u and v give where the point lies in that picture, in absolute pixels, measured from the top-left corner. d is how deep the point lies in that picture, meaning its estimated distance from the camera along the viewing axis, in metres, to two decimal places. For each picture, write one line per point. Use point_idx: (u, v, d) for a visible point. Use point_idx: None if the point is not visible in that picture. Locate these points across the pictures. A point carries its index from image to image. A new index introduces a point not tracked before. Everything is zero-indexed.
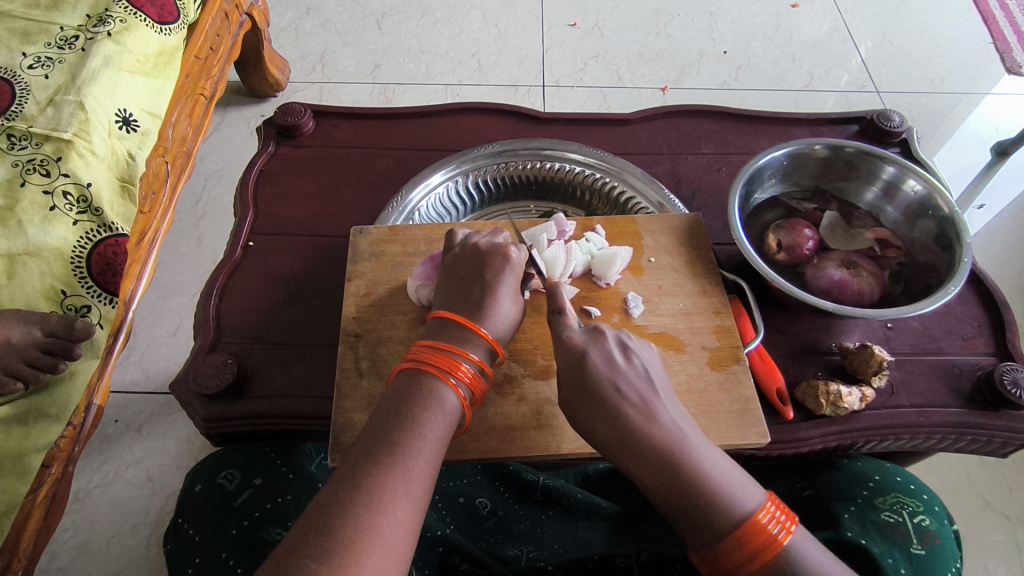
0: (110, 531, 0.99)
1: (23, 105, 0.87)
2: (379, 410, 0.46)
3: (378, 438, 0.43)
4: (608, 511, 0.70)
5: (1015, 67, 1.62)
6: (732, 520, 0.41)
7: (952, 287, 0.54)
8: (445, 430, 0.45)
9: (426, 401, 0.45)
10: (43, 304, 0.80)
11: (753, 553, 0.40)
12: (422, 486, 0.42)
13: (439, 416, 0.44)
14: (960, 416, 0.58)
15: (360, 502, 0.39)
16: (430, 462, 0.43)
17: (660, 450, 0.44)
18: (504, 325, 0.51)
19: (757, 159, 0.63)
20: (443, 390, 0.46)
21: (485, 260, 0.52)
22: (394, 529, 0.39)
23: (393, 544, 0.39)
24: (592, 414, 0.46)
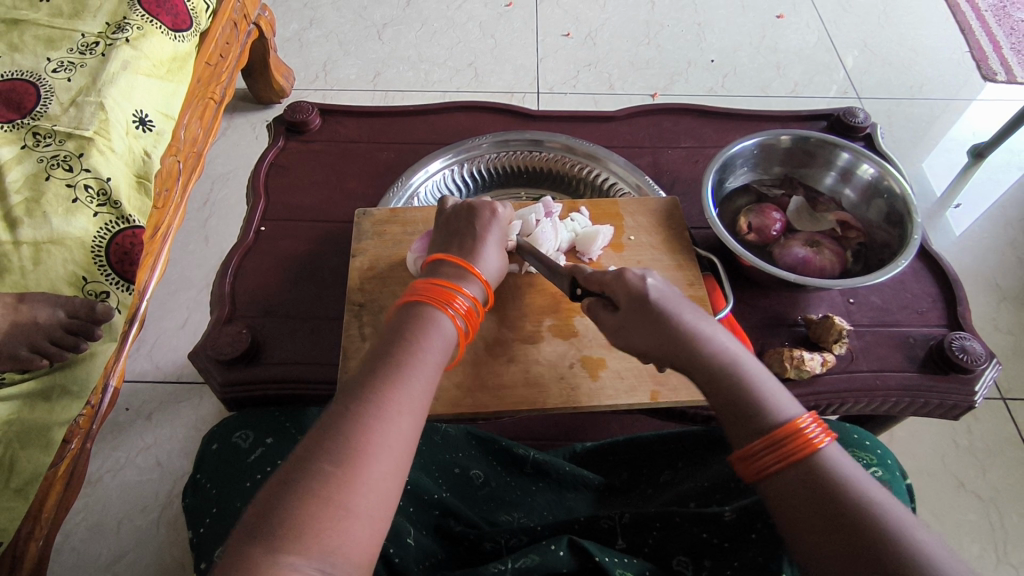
0: (120, 513, 1.03)
1: (47, 106, 0.93)
2: (379, 341, 0.51)
3: (383, 359, 0.48)
4: (595, 483, 0.74)
5: (991, 74, 1.69)
6: (774, 423, 0.45)
7: (903, 260, 0.60)
8: (440, 357, 0.50)
9: (426, 328, 0.51)
10: (66, 289, 0.85)
11: (789, 451, 0.43)
12: (422, 404, 0.47)
13: (437, 341, 0.50)
14: (913, 380, 0.63)
15: (369, 412, 0.44)
16: (429, 383, 0.48)
17: (710, 358, 0.49)
18: (492, 270, 0.58)
19: (728, 148, 0.69)
20: (442, 318, 0.52)
21: (476, 215, 0.59)
22: (399, 437, 0.44)
23: (398, 452, 0.43)
24: (646, 325, 0.52)
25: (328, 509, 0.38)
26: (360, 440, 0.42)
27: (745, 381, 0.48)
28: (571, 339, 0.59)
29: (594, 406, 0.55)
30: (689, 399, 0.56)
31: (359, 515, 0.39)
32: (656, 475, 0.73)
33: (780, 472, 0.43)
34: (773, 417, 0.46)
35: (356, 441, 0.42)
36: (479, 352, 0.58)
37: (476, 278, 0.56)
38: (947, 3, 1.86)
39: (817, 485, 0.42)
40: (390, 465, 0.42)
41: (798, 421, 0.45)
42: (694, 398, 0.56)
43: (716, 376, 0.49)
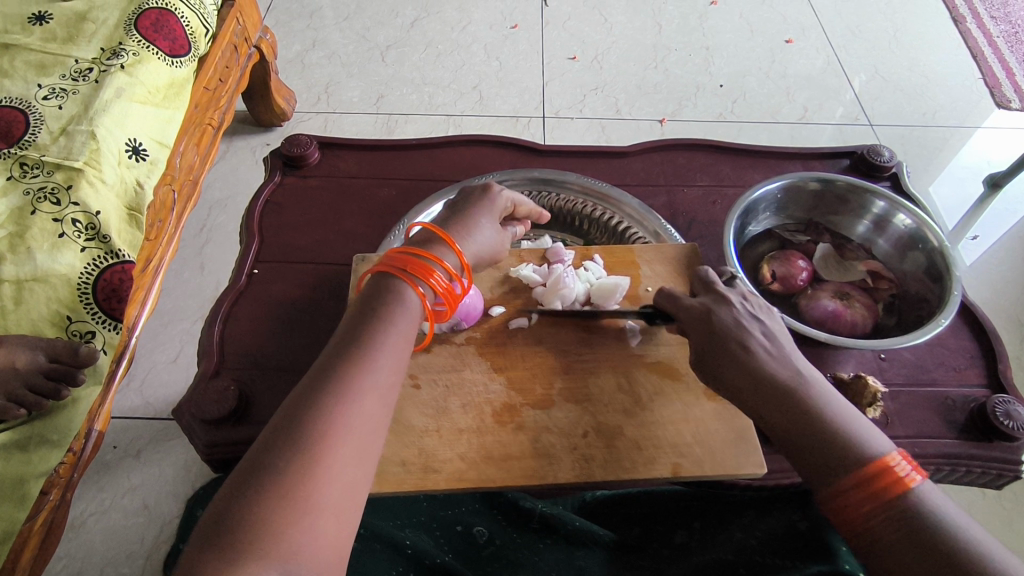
0: (104, 559, 0.98)
1: (36, 135, 0.89)
2: (352, 310, 0.48)
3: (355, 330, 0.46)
4: (606, 539, 0.66)
5: (1005, 101, 1.66)
6: (861, 457, 0.42)
7: (943, 319, 0.57)
8: (410, 328, 0.48)
9: (392, 301, 0.48)
10: (48, 330, 0.80)
11: (879, 492, 0.40)
12: (390, 379, 0.44)
13: (402, 314, 0.48)
14: (954, 447, 0.58)
15: (338, 393, 0.41)
16: (400, 351, 0.46)
17: (784, 386, 0.46)
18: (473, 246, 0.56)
19: (753, 192, 0.65)
20: (409, 292, 0.49)
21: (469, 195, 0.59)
22: (371, 415, 0.42)
23: (369, 432, 0.41)
24: (722, 356, 0.49)
25: (288, 505, 0.36)
26: (332, 426, 0.40)
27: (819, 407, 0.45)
28: (584, 403, 0.55)
29: (611, 480, 0.51)
30: (713, 473, 0.51)
31: (327, 509, 0.38)
32: (671, 531, 0.65)
33: (867, 516, 0.40)
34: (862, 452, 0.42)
35: (326, 426, 0.40)
36: (484, 418, 0.54)
37: (453, 253, 0.54)
38: (959, 28, 1.83)
39: (917, 531, 0.38)
40: (361, 447, 0.40)
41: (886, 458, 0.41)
42: (720, 472, 0.51)
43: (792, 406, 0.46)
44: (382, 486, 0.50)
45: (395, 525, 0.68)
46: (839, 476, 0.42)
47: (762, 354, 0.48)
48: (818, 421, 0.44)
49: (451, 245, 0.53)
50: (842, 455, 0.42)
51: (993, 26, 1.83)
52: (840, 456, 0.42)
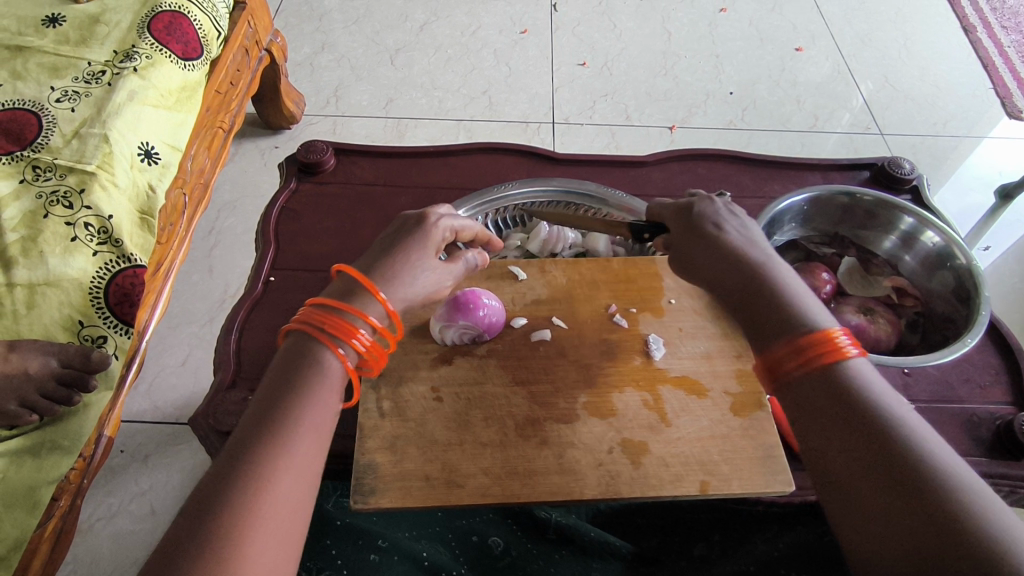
0: (112, 565, 0.97)
1: (49, 138, 0.88)
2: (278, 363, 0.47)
3: (288, 372, 0.45)
4: (624, 551, 0.65)
5: (1016, 112, 1.65)
6: (802, 329, 0.45)
7: (970, 341, 0.57)
8: (336, 387, 0.46)
9: (311, 364, 0.46)
10: (60, 335, 0.80)
11: (813, 357, 0.43)
12: (320, 432, 0.43)
13: (321, 376, 0.45)
14: (981, 465, 0.58)
15: (258, 463, 0.40)
16: (335, 399, 0.46)
17: (751, 270, 0.50)
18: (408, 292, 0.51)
19: (778, 203, 0.65)
20: (327, 354, 0.46)
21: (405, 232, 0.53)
22: (303, 465, 0.41)
23: (302, 482, 0.41)
24: (698, 245, 0.53)
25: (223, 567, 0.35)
26: (261, 472, 0.40)
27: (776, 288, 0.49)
28: (608, 418, 0.54)
29: (637, 497, 0.50)
30: (742, 490, 0.50)
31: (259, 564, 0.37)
32: (688, 547, 0.65)
33: (805, 378, 0.43)
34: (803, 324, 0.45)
35: (255, 470, 0.40)
36: (508, 432, 0.53)
37: (380, 302, 0.49)
38: (968, 38, 1.82)
39: (840, 393, 0.41)
40: (292, 497, 0.40)
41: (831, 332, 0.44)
42: (747, 490, 0.50)
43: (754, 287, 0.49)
44: (406, 500, 0.50)
45: (408, 536, 0.65)
46: (776, 341, 0.45)
47: (736, 242, 0.52)
48: (770, 297, 0.48)
49: (375, 294, 0.49)
50: (785, 324, 0.46)
51: (1003, 36, 1.83)
52: (782, 325, 0.46)
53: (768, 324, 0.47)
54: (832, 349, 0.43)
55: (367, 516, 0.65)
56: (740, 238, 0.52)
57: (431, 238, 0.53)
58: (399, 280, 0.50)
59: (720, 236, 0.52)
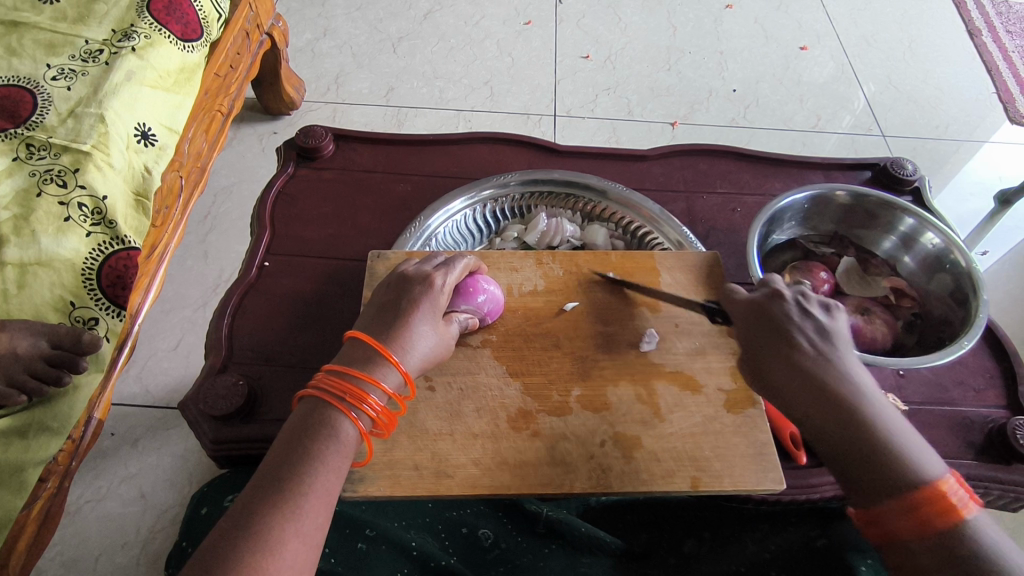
0: (98, 547, 0.96)
1: (44, 115, 0.87)
2: (293, 422, 0.45)
3: (298, 441, 0.43)
4: (612, 547, 0.64)
5: (1018, 117, 1.65)
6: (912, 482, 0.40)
7: (966, 342, 0.55)
8: (347, 457, 0.44)
9: (325, 431, 0.43)
10: (51, 315, 0.79)
11: (929, 521, 0.39)
12: (326, 497, 0.42)
13: (333, 445, 0.43)
14: (972, 468, 0.58)
15: (261, 532, 0.38)
16: (344, 467, 0.43)
17: (838, 395, 0.45)
18: (421, 356, 0.49)
19: (779, 199, 0.64)
20: (341, 420, 0.44)
21: (404, 289, 0.51)
22: (309, 531, 0.40)
23: (306, 548, 0.40)
24: (771, 360, 0.47)
25: None
26: (267, 536, 0.38)
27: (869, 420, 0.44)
28: (602, 412, 0.54)
29: (627, 492, 0.50)
30: (734, 488, 0.50)
31: None
32: (680, 543, 0.64)
33: (915, 542, 0.40)
34: (912, 477, 0.41)
35: (263, 535, 0.38)
36: (500, 424, 0.53)
37: (395, 369, 0.47)
38: (973, 41, 1.82)
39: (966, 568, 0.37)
40: (293, 565, 0.39)
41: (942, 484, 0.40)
42: (738, 487, 0.50)
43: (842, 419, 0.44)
44: (395, 489, 0.50)
45: (398, 526, 0.65)
46: (883, 499, 0.41)
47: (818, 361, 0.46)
48: (872, 448, 0.42)
49: (391, 361, 0.47)
50: (893, 481, 0.41)
51: (1008, 40, 1.82)
52: (888, 484, 0.41)
53: (873, 479, 0.42)
54: (949, 512, 0.39)
55: (357, 505, 0.65)
56: (828, 358, 0.46)
57: (437, 295, 0.51)
58: (404, 344, 0.48)
59: (801, 352, 0.47)
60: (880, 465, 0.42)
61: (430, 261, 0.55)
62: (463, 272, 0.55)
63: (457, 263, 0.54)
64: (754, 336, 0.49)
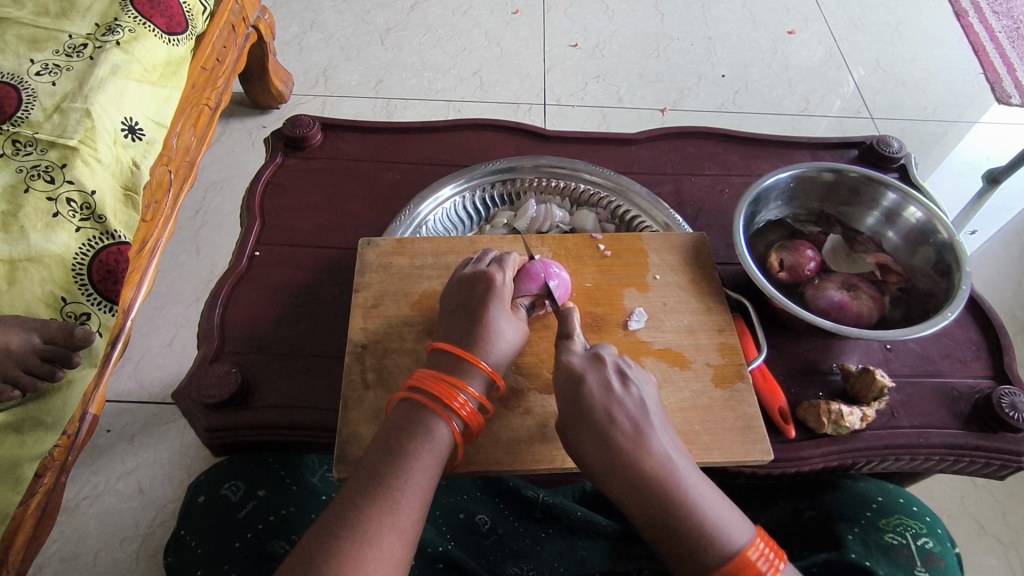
0: (98, 543, 0.97)
1: (29, 111, 0.86)
2: (391, 425, 0.48)
3: (395, 440, 0.46)
4: (608, 529, 0.67)
5: (1006, 97, 1.66)
6: (719, 551, 0.43)
7: (949, 313, 0.56)
8: (440, 456, 0.46)
9: (417, 433, 0.46)
10: (43, 311, 0.78)
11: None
12: (424, 493, 0.44)
13: (427, 446, 0.46)
14: (960, 438, 0.59)
15: (364, 522, 0.41)
16: (436, 467, 0.46)
17: (647, 473, 0.45)
18: (502, 353, 0.51)
19: (763, 180, 0.65)
20: (435, 422, 0.47)
21: (471, 291, 0.53)
22: (406, 525, 0.42)
23: (402, 541, 0.42)
24: (581, 436, 0.47)
25: None
26: (367, 529, 0.41)
27: (676, 494, 0.44)
28: None
29: None
30: (722, 460, 0.51)
31: None
32: None
33: None
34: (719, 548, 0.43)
35: (362, 525, 0.41)
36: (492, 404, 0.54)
37: (480, 370, 0.49)
38: (960, 23, 1.82)
39: None
40: (391, 556, 0.41)
41: (746, 551, 0.42)
42: (728, 459, 0.51)
43: (650, 492, 0.45)
44: None
45: None
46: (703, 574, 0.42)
47: (624, 438, 0.46)
48: (680, 524, 0.43)
49: (477, 363, 0.49)
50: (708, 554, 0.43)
51: (994, 21, 1.83)
52: (702, 560, 0.43)
53: (691, 559, 0.43)
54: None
55: None
56: (634, 436, 0.46)
57: (501, 293, 0.53)
58: (485, 343, 0.50)
59: (607, 427, 0.46)
60: (693, 545, 0.43)
61: (483, 260, 0.56)
62: (517, 265, 0.56)
63: (508, 259, 0.56)
64: (567, 407, 0.48)
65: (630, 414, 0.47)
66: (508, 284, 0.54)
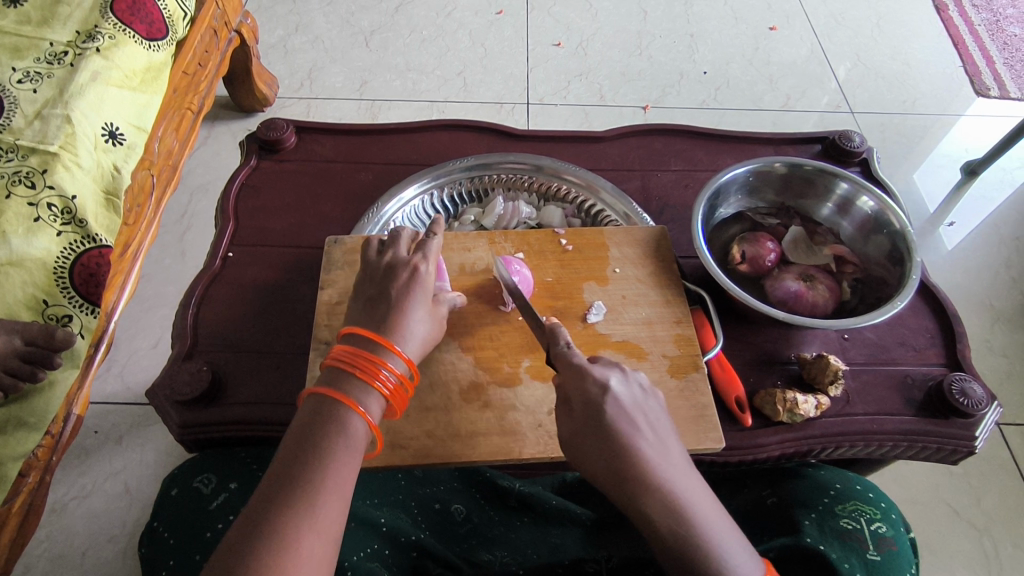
0: (86, 541, 0.98)
1: (10, 118, 0.88)
2: (301, 425, 0.47)
3: (308, 441, 0.46)
4: (582, 517, 0.69)
5: (985, 89, 1.67)
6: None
7: (899, 302, 0.57)
8: (356, 451, 0.46)
9: (331, 432, 0.46)
10: (24, 314, 0.80)
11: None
12: (342, 492, 0.44)
13: (343, 444, 0.46)
14: (911, 423, 0.60)
15: (285, 528, 0.41)
16: (354, 463, 0.46)
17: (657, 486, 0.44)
18: (417, 342, 0.53)
19: (720, 175, 0.67)
20: (349, 416, 0.47)
21: (392, 279, 0.54)
22: (325, 526, 0.42)
23: (325, 542, 0.42)
24: (591, 448, 0.46)
25: None
26: (284, 531, 0.40)
27: (684, 513, 0.44)
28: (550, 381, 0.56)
29: None
30: None
31: None
32: None
33: None
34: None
35: (280, 529, 0.40)
36: (452, 396, 0.55)
37: (396, 353, 0.51)
38: (940, 16, 1.84)
39: None
40: (314, 557, 0.41)
41: None
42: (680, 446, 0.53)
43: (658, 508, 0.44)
44: None
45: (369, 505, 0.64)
46: None
47: (637, 448, 0.45)
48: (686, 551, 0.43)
49: (393, 349, 0.50)
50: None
51: (974, 14, 1.84)
52: None
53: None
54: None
55: None
56: (651, 450, 0.46)
57: (423, 282, 0.54)
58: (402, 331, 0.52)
59: (620, 442, 0.45)
60: (698, 574, 0.42)
61: (405, 250, 0.58)
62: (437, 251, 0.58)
63: (430, 247, 0.57)
64: (578, 417, 0.47)
65: (643, 427, 0.47)
66: (431, 272, 0.55)
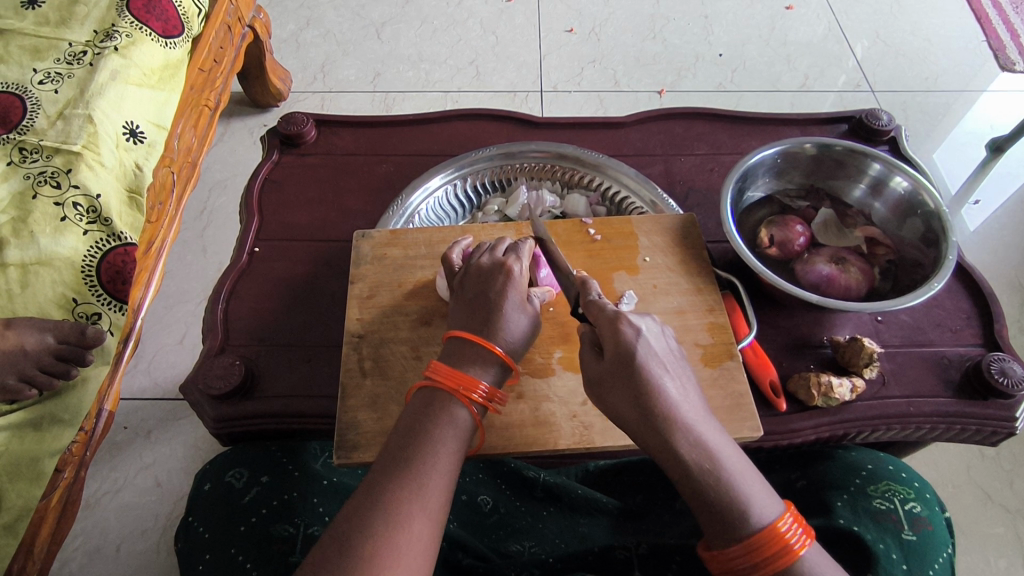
0: (121, 534, 1.00)
1: (34, 119, 0.89)
2: (411, 409, 0.49)
3: (419, 424, 0.48)
4: (609, 506, 0.68)
5: (1010, 64, 1.63)
6: (749, 523, 0.42)
7: (937, 282, 0.56)
8: (462, 439, 0.48)
9: (438, 418, 0.48)
10: (55, 313, 0.81)
11: (767, 560, 0.41)
12: (448, 474, 0.46)
13: (450, 431, 0.47)
14: (949, 405, 0.60)
15: (395, 505, 0.43)
16: (460, 450, 0.47)
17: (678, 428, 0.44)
18: (517, 338, 0.52)
19: (749, 157, 0.65)
20: (456, 407, 0.48)
21: (488, 278, 0.54)
22: (433, 506, 0.44)
23: (431, 525, 0.43)
24: (619, 389, 0.46)
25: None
26: (396, 507, 0.42)
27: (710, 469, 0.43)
28: None
29: (609, 444, 0.53)
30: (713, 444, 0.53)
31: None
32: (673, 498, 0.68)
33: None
34: (746, 521, 0.42)
35: (392, 507, 0.43)
36: None
37: (496, 352, 0.51)
38: None
39: None
40: (422, 537, 0.42)
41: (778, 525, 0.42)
42: None
43: (687, 464, 0.43)
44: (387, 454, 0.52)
45: None
46: (728, 541, 0.42)
47: (667, 397, 0.44)
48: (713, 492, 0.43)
49: (492, 348, 0.51)
50: (732, 529, 0.42)
51: None
52: (732, 526, 0.42)
53: (714, 527, 0.43)
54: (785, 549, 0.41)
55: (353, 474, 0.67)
56: (673, 393, 0.45)
57: (517, 281, 0.54)
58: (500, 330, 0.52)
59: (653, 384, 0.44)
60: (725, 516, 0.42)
61: (494, 250, 0.57)
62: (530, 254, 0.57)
63: (522, 249, 0.56)
64: (611, 364, 0.46)
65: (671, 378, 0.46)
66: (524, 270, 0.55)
